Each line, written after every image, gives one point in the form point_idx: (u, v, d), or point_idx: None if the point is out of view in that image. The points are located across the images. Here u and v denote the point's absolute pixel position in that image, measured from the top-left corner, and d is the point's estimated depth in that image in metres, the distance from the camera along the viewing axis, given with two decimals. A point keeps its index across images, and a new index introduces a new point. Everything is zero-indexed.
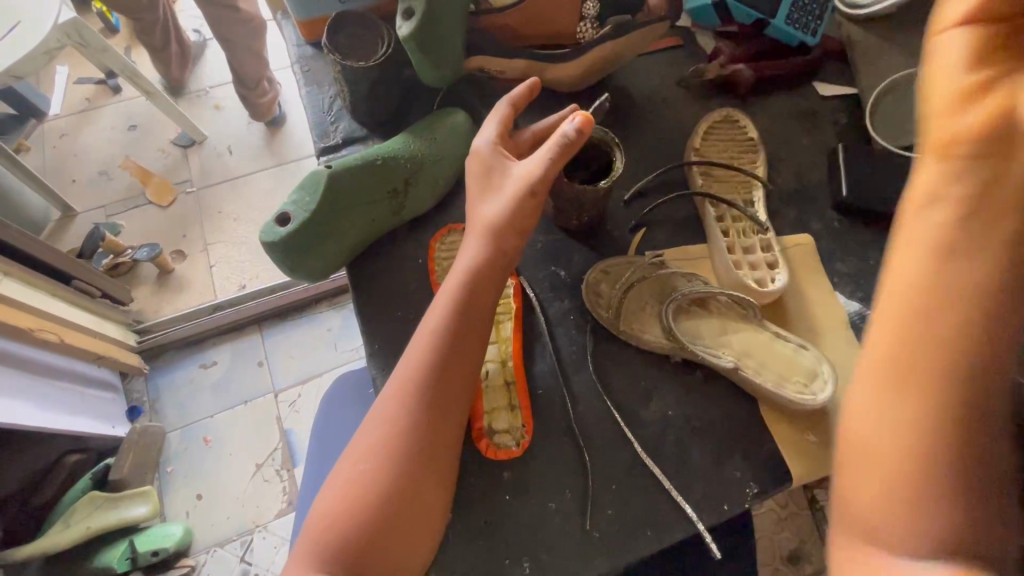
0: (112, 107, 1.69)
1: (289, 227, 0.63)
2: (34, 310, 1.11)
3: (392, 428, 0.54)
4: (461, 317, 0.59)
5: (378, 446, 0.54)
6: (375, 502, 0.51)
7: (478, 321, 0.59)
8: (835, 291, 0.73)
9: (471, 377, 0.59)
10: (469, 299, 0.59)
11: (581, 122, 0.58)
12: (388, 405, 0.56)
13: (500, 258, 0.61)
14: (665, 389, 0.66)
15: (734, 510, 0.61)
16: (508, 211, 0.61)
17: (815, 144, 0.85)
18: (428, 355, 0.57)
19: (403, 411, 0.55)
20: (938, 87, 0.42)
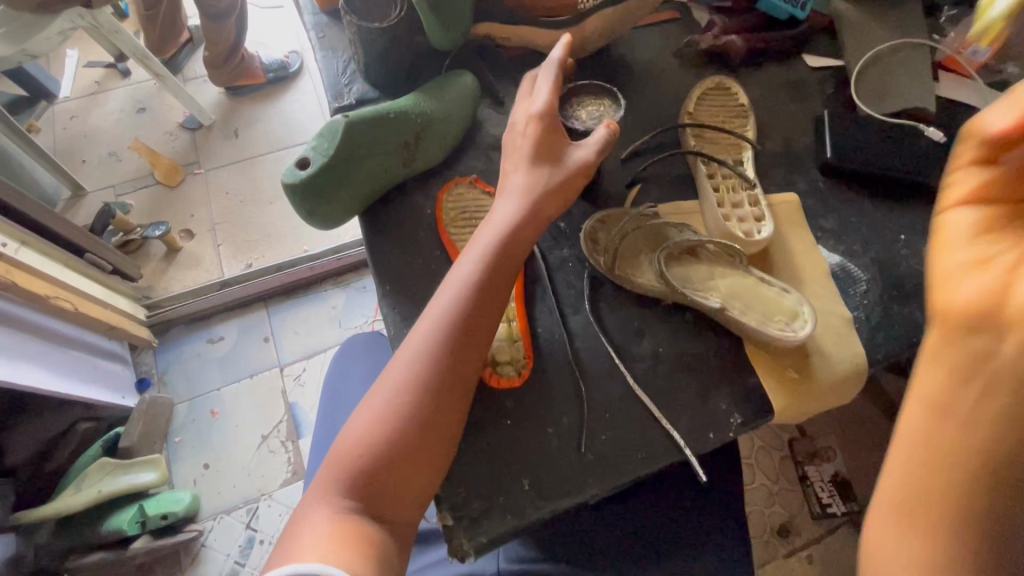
0: (122, 90, 1.71)
1: (308, 171, 0.69)
2: (49, 277, 1.13)
3: (418, 373, 0.59)
4: (484, 285, 0.62)
5: (401, 390, 0.58)
6: (396, 434, 0.57)
7: (499, 289, 0.63)
8: (818, 244, 0.78)
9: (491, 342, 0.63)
10: (493, 270, 0.63)
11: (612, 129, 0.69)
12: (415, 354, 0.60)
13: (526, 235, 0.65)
14: (657, 329, 0.71)
15: (719, 438, 0.66)
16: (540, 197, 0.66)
17: (804, 111, 0.89)
18: (451, 316, 0.61)
19: (429, 359, 0.59)
20: (947, 255, 0.46)
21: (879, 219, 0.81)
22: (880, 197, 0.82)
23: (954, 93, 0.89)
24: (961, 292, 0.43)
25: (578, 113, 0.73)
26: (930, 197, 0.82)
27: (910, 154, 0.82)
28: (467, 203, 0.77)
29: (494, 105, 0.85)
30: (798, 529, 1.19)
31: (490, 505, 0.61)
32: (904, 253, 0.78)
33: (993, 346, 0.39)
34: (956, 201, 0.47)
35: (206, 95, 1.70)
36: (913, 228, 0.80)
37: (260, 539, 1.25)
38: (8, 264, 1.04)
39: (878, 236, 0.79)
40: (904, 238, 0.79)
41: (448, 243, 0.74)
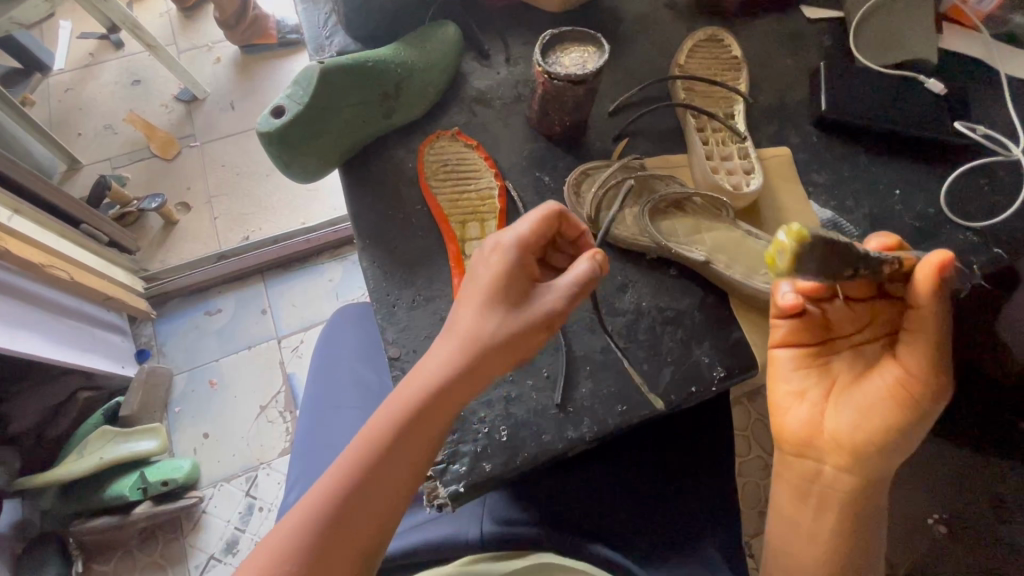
0: (114, 62, 1.59)
1: (284, 119, 0.68)
2: (44, 246, 1.07)
3: (369, 450, 0.51)
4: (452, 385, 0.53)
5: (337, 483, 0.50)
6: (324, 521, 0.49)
7: (467, 390, 0.54)
8: (808, 199, 0.76)
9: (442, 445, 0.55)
10: (466, 365, 0.54)
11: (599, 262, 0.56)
12: (342, 468, 0.51)
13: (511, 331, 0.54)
14: (640, 283, 0.70)
15: (702, 392, 0.65)
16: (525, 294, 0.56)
17: (799, 64, 0.86)
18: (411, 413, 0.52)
19: (377, 456, 0.51)
20: (777, 384, 0.59)
21: (873, 173, 0.78)
22: (875, 151, 0.80)
23: (954, 43, 0.86)
24: (790, 417, 0.57)
25: (561, 61, 0.68)
26: (927, 151, 0.79)
27: (909, 106, 0.80)
28: (449, 156, 0.75)
29: (478, 58, 0.83)
30: None
31: (467, 454, 0.61)
32: (898, 208, 0.76)
33: (818, 465, 0.56)
34: (777, 342, 0.60)
35: (202, 66, 1.58)
36: (908, 183, 0.77)
37: (260, 507, 1.22)
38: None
39: (871, 190, 0.77)
40: (898, 192, 0.77)
41: (430, 198, 0.73)
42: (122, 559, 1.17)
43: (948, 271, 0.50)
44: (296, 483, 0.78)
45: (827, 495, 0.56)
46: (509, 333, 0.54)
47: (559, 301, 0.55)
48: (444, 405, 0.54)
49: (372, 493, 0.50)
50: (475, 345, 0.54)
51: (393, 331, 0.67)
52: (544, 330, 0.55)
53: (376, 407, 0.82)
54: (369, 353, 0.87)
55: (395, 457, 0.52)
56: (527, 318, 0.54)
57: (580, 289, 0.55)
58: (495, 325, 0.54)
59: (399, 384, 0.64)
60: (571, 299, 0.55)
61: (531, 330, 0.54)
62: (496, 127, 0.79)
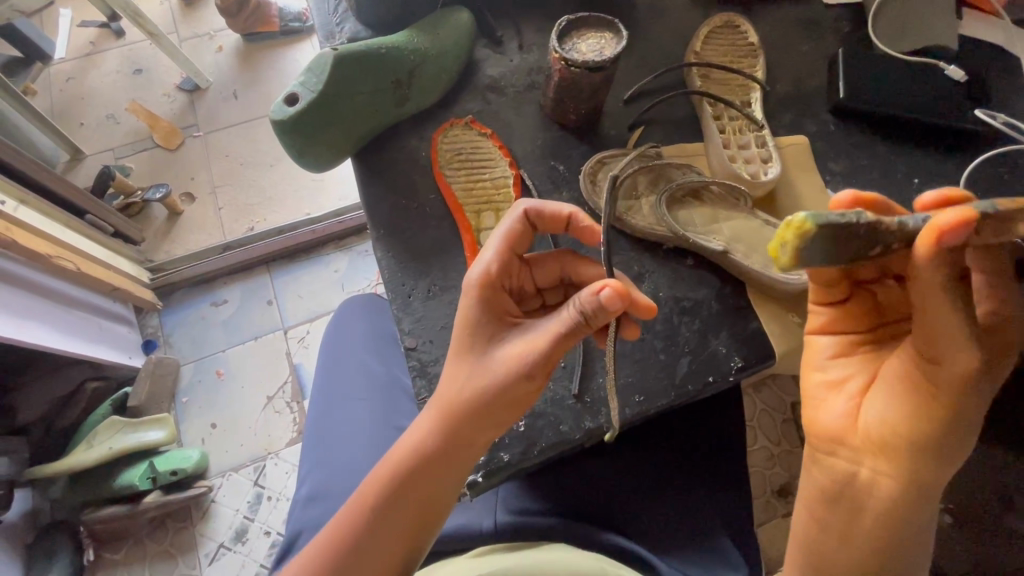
0: (116, 51, 1.57)
1: (297, 107, 0.67)
2: (52, 238, 1.07)
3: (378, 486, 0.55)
4: (451, 425, 0.54)
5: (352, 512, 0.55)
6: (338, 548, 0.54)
7: (467, 430, 0.54)
8: (826, 188, 0.76)
9: (451, 481, 0.55)
10: (465, 407, 0.53)
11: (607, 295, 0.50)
12: (343, 517, 0.55)
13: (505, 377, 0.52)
14: (657, 273, 0.70)
15: (719, 382, 0.65)
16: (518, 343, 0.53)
17: (816, 51, 0.85)
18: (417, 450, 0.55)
19: (386, 491, 0.54)
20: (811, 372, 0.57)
21: (891, 162, 0.78)
22: (893, 140, 0.79)
23: (973, 30, 0.85)
24: (826, 409, 0.54)
25: (577, 47, 0.67)
26: (947, 139, 0.78)
27: (928, 94, 0.79)
28: (463, 144, 0.75)
29: (490, 45, 0.82)
30: None
31: None
32: (917, 197, 0.75)
33: (853, 466, 0.51)
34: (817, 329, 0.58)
35: (203, 55, 1.57)
36: (927, 171, 0.77)
37: (269, 496, 1.22)
38: (7, 222, 0.98)
39: (889, 179, 0.76)
40: (917, 181, 0.76)
41: (445, 187, 0.72)
42: (132, 548, 1.17)
43: (956, 229, 0.41)
44: (309, 472, 0.78)
45: (878, 493, 0.50)
46: (484, 385, 0.53)
47: (539, 344, 0.52)
48: (429, 456, 0.54)
49: (369, 543, 0.53)
50: (452, 399, 0.54)
51: (409, 321, 0.67)
52: (525, 377, 0.52)
53: (387, 398, 0.82)
54: (379, 344, 0.87)
55: (387, 509, 0.54)
56: (502, 367, 0.52)
57: (566, 328, 0.52)
58: (469, 378, 0.54)
59: (415, 374, 0.64)
60: (554, 339, 0.51)
61: (509, 379, 0.52)
62: (509, 115, 0.78)
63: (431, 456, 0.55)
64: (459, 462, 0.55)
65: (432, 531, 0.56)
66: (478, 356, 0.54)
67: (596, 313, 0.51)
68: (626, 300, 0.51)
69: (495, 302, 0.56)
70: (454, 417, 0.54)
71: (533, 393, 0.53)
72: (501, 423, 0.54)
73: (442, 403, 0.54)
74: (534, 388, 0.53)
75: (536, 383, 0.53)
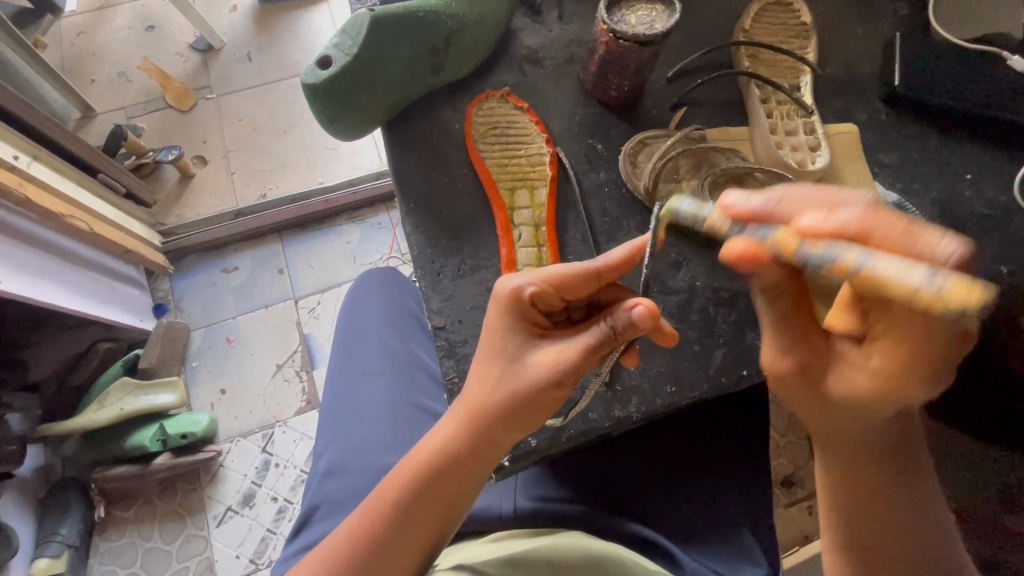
0: (129, 5, 1.52)
1: (329, 72, 0.65)
2: (63, 196, 1.04)
3: (397, 491, 0.53)
4: (480, 431, 0.53)
5: (369, 515, 0.53)
6: (356, 548, 0.52)
7: (494, 434, 0.53)
8: (874, 180, 0.73)
9: (474, 482, 0.55)
10: (493, 417, 0.52)
11: (639, 316, 0.49)
12: (362, 518, 0.53)
13: (538, 388, 0.51)
14: (694, 262, 0.68)
15: (753, 376, 0.64)
16: (551, 357, 0.51)
17: (871, 35, 0.81)
18: (444, 450, 0.53)
19: (410, 491, 0.53)
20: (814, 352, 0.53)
21: (942, 155, 0.74)
22: (946, 133, 0.75)
23: None
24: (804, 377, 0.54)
25: (627, 19, 0.65)
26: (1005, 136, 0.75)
27: (990, 86, 0.74)
28: (498, 118, 0.72)
29: (529, 13, 0.78)
30: None
31: None
32: (967, 194, 0.72)
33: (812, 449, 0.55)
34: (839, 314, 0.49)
35: (218, 14, 1.52)
36: (980, 167, 0.73)
37: (277, 463, 1.22)
38: (19, 178, 0.95)
39: (940, 173, 0.73)
40: (969, 177, 0.73)
41: (478, 162, 0.70)
42: (142, 507, 1.18)
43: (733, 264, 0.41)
44: (325, 446, 0.77)
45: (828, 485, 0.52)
46: (515, 389, 0.51)
47: (572, 352, 0.50)
48: (453, 458, 0.53)
49: (391, 544, 0.52)
50: (480, 401, 0.52)
51: (437, 300, 0.65)
52: (556, 384, 0.51)
53: (406, 376, 0.81)
54: (397, 321, 0.86)
55: (409, 509, 0.53)
56: (533, 375, 0.51)
57: (596, 340, 0.50)
58: (498, 381, 0.52)
59: (443, 354, 0.62)
60: (585, 350, 0.50)
61: (539, 386, 0.51)
62: (547, 89, 0.75)
63: (456, 455, 0.53)
64: (481, 465, 0.54)
65: (448, 530, 0.55)
66: (509, 361, 0.52)
67: (625, 329, 0.50)
68: (657, 320, 0.50)
69: (528, 315, 0.53)
70: (482, 421, 0.52)
71: (559, 397, 0.52)
72: (527, 427, 0.53)
73: (468, 406, 0.53)
74: (560, 396, 0.52)
75: (564, 389, 0.52)
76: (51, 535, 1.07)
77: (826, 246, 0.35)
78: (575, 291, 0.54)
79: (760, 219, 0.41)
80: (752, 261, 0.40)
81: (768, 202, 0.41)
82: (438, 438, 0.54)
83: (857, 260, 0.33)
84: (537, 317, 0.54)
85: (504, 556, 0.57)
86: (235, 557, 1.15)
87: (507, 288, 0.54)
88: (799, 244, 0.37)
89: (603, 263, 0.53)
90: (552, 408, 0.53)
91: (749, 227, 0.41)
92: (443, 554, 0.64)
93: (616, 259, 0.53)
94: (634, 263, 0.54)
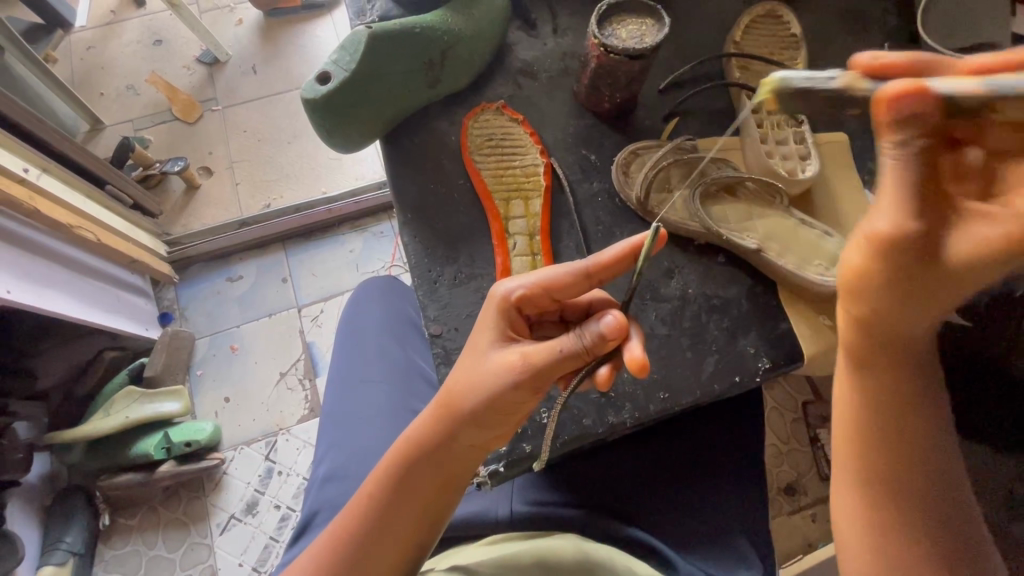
0: (138, 20, 1.55)
1: (328, 86, 0.67)
2: (72, 208, 1.06)
3: (373, 490, 0.54)
4: (453, 432, 0.53)
5: (345, 514, 0.55)
6: (332, 547, 0.54)
7: (464, 434, 0.53)
8: (865, 189, 0.74)
9: (448, 482, 0.55)
10: (463, 418, 0.53)
11: (609, 325, 0.51)
12: (343, 520, 0.55)
13: (507, 392, 0.51)
14: (686, 270, 0.70)
15: (745, 381, 0.65)
16: (520, 360, 0.51)
17: (861, 45, 0.82)
18: (420, 451, 0.54)
19: (389, 492, 0.54)
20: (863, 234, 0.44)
21: None
22: None
23: None
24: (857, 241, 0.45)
25: (617, 33, 0.66)
26: None
27: None
28: (493, 130, 0.74)
29: (524, 27, 0.80)
30: (803, 487, 1.00)
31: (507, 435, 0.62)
32: None
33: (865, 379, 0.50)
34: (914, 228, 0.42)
35: (224, 27, 1.55)
36: None
37: (280, 471, 1.23)
38: (29, 191, 0.98)
39: None
40: None
41: (473, 173, 0.72)
42: (146, 514, 1.19)
43: (889, 108, 0.39)
44: (325, 451, 0.79)
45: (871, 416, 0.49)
46: (483, 391, 0.52)
47: (538, 357, 0.51)
48: (430, 458, 0.54)
49: (375, 538, 0.54)
50: (454, 403, 0.53)
51: (434, 308, 0.66)
52: (519, 388, 0.51)
53: (404, 382, 0.82)
54: (396, 327, 0.87)
55: (391, 503, 0.54)
56: (498, 376, 0.51)
57: (564, 349, 0.50)
58: (468, 381, 0.53)
59: (440, 361, 0.64)
60: (553, 356, 0.50)
61: (504, 388, 0.51)
62: (542, 101, 0.76)
63: (434, 456, 0.54)
64: (456, 464, 0.55)
65: (429, 532, 0.56)
66: (481, 361, 0.53)
67: (595, 339, 0.51)
68: (624, 331, 0.52)
69: (510, 318, 0.55)
70: (455, 422, 0.53)
71: (529, 401, 0.53)
72: (496, 427, 0.54)
73: (440, 404, 0.54)
74: (526, 399, 0.52)
75: (528, 395, 0.52)
76: (57, 543, 1.08)
77: (994, 82, 0.37)
78: (563, 293, 0.56)
79: (887, 71, 0.42)
80: (914, 96, 0.38)
81: (909, 54, 0.42)
82: (413, 434, 0.55)
83: (937, 93, 0.38)
84: (517, 321, 0.55)
85: (498, 559, 0.58)
86: (237, 564, 1.16)
87: (497, 291, 0.55)
88: (878, 137, 0.41)
89: (593, 262, 0.54)
90: (522, 409, 0.54)
91: (892, 79, 0.41)
92: (437, 559, 0.65)
93: (605, 259, 0.55)
94: (619, 260, 0.55)
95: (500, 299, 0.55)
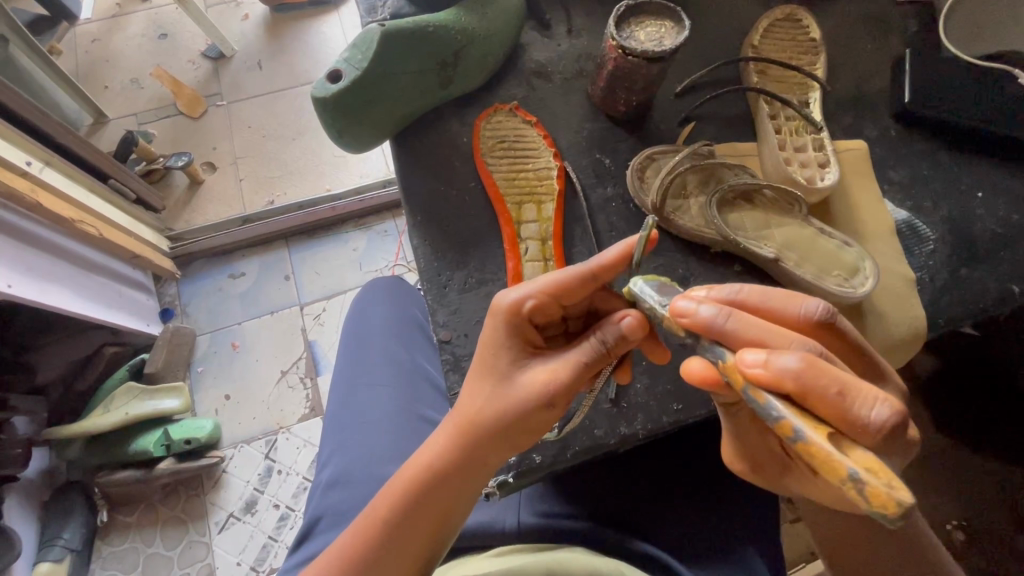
0: (143, 13, 1.54)
1: (338, 84, 0.65)
2: (75, 201, 1.05)
3: (385, 514, 0.52)
4: (471, 449, 0.52)
5: (354, 541, 0.53)
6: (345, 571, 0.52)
7: (483, 452, 0.52)
8: (883, 198, 0.72)
9: (465, 500, 0.54)
10: (483, 436, 0.51)
11: (629, 331, 0.50)
12: (352, 542, 0.53)
13: (530, 407, 0.50)
14: (702, 278, 0.68)
15: None
16: (544, 376, 0.50)
17: (881, 52, 0.81)
18: (437, 470, 0.52)
19: (403, 513, 0.52)
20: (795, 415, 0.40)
21: (954, 172, 0.74)
22: (956, 151, 0.75)
23: None
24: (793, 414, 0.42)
25: (635, 35, 0.65)
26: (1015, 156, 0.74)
27: (1003, 104, 0.74)
28: (506, 132, 0.73)
29: (538, 27, 0.79)
30: None
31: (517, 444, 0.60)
32: (978, 211, 0.72)
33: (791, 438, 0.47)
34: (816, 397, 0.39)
35: (230, 22, 1.53)
36: (992, 186, 0.73)
37: (279, 470, 1.22)
38: (31, 183, 0.96)
39: (949, 191, 0.73)
40: (980, 195, 0.72)
41: (485, 175, 0.70)
42: (144, 511, 1.18)
43: None
44: (328, 455, 0.77)
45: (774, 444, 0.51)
46: (505, 408, 0.51)
47: (562, 372, 0.50)
48: (444, 476, 0.52)
49: (390, 559, 0.52)
50: (472, 418, 0.52)
51: (444, 313, 0.65)
52: (545, 404, 0.50)
53: (410, 386, 0.81)
54: (402, 330, 0.86)
55: (407, 521, 0.52)
56: (522, 395, 0.50)
57: (586, 358, 0.50)
58: (489, 399, 0.52)
59: (449, 368, 0.62)
60: (576, 368, 0.50)
61: (530, 405, 0.50)
62: (556, 103, 0.75)
63: (449, 475, 0.53)
64: (472, 482, 0.53)
65: (444, 549, 0.55)
66: (501, 379, 0.52)
67: (617, 343, 0.50)
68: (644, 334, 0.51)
69: (523, 329, 0.53)
70: (475, 439, 0.52)
71: (552, 416, 0.52)
72: (516, 443, 0.53)
73: (457, 421, 0.52)
74: (549, 413, 0.52)
75: (555, 410, 0.51)
76: (54, 539, 1.07)
77: None
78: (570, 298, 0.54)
79: None
80: None
81: None
82: (428, 455, 0.53)
83: None
84: (528, 330, 0.53)
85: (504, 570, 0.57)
86: (235, 564, 1.15)
87: (505, 301, 0.53)
88: None
89: (597, 264, 0.52)
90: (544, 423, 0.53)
91: None
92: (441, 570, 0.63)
93: (609, 260, 0.52)
94: (626, 261, 0.53)
95: (508, 311, 0.52)
